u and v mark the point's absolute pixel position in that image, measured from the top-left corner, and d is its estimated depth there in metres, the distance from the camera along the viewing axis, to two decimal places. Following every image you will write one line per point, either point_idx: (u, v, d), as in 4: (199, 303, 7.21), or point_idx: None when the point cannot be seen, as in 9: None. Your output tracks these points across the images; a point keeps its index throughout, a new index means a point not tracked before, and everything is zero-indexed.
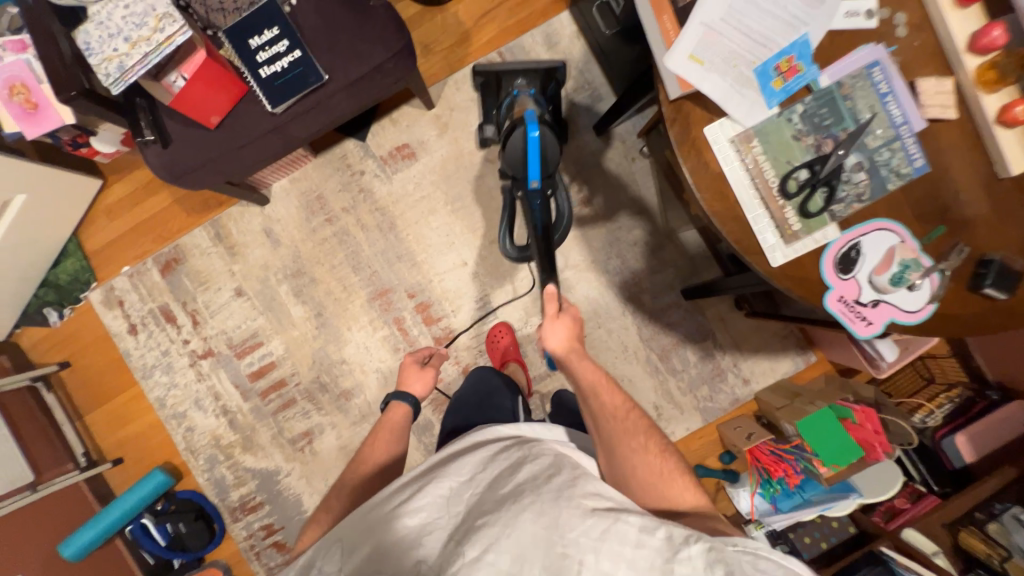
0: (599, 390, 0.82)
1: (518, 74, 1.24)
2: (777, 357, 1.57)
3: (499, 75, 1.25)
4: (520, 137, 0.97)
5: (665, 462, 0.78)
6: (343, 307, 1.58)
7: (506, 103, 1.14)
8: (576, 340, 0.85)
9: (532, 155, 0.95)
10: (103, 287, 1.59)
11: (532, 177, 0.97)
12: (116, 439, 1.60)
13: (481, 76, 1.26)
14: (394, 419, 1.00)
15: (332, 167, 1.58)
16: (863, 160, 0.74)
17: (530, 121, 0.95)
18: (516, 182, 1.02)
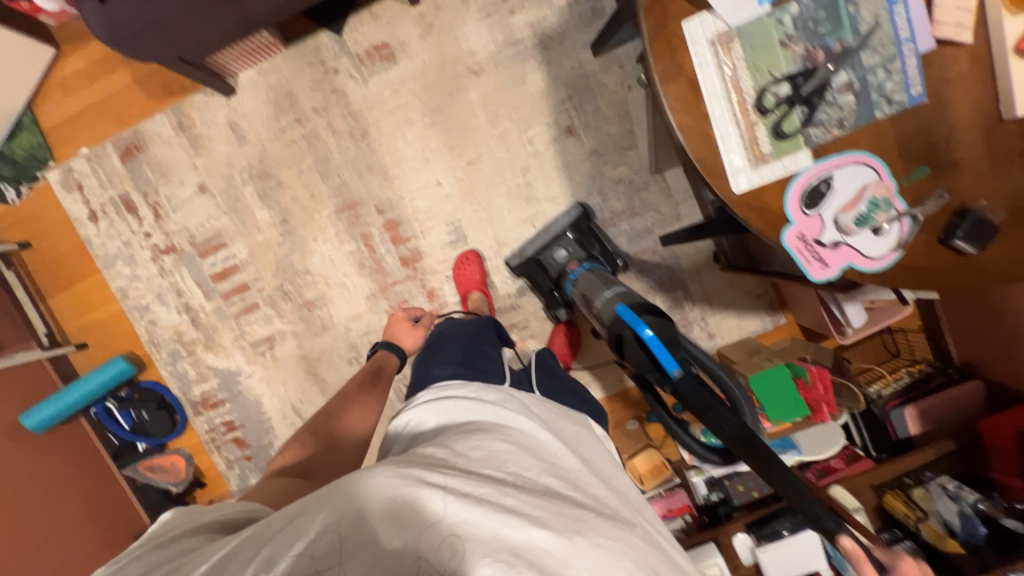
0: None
1: (553, 244, 1.43)
2: (746, 315, 1.54)
3: (535, 256, 1.44)
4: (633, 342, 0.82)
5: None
6: (310, 216, 1.52)
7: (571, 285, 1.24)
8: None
9: (654, 350, 0.78)
10: (61, 168, 1.52)
11: (668, 366, 0.76)
12: (80, 324, 1.61)
13: (523, 269, 1.45)
14: (387, 361, 1.16)
15: (304, 61, 1.45)
16: (854, 79, 0.65)
17: (637, 319, 0.82)
18: (653, 378, 0.80)
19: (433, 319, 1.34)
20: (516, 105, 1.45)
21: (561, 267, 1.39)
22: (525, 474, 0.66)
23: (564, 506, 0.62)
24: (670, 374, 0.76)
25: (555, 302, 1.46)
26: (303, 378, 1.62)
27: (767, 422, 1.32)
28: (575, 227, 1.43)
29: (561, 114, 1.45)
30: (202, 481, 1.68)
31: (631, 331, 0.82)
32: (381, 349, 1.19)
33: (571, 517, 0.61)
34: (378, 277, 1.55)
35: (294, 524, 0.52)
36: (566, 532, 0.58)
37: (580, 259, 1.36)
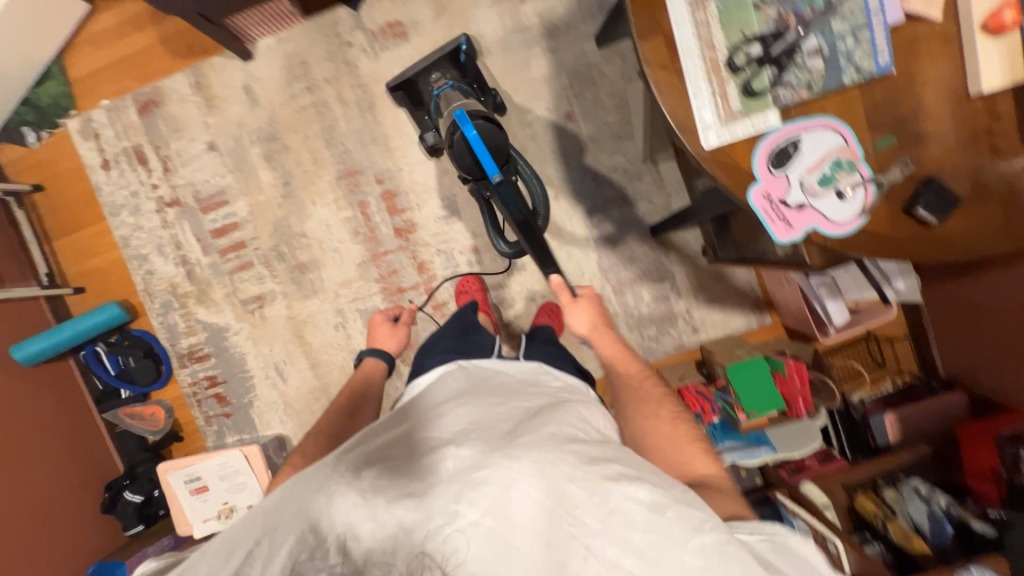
0: (619, 361, 0.94)
1: (429, 68, 1.26)
2: (731, 312, 1.54)
3: (414, 79, 1.27)
4: (462, 140, 1.01)
5: (674, 426, 0.84)
6: (311, 181, 1.57)
7: (432, 105, 1.23)
8: (597, 321, 0.95)
9: (477, 151, 0.99)
10: (82, 116, 1.59)
11: (490, 171, 1.00)
12: (80, 269, 1.65)
13: (398, 89, 1.29)
14: (374, 373, 1.19)
15: (321, 32, 1.52)
16: (823, 44, 0.68)
17: (467, 121, 1.00)
18: (479, 180, 1.04)
19: (411, 314, 1.32)
20: (519, 88, 1.50)
21: (432, 93, 1.25)
22: (472, 435, 0.77)
23: (498, 448, 0.71)
24: (492, 178, 0.99)
25: (425, 124, 1.30)
26: (289, 339, 1.64)
27: (742, 413, 1.31)
28: (452, 58, 1.26)
29: (561, 100, 1.50)
30: (180, 435, 1.70)
31: (461, 134, 1.01)
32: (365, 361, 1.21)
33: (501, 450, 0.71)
34: (371, 245, 1.58)
35: (243, 533, 0.65)
36: (499, 462, 0.67)
37: (451, 79, 1.25)
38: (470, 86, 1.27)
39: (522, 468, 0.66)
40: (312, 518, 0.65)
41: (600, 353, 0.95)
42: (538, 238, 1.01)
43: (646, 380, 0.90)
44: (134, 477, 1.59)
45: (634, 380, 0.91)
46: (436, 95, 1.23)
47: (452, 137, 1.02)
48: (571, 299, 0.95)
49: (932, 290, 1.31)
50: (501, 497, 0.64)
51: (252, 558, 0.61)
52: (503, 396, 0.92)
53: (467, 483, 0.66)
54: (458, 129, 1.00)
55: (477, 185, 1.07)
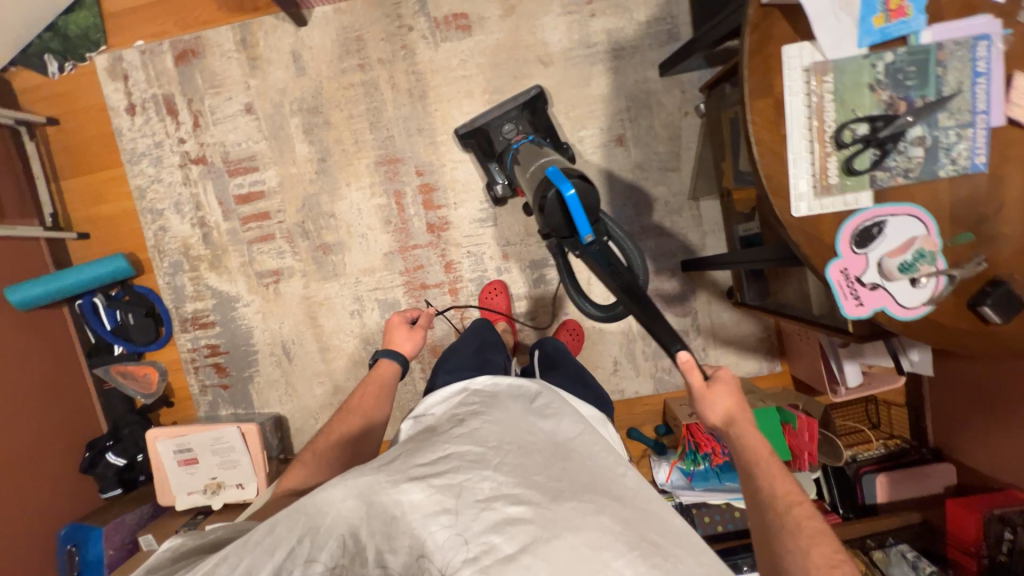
0: (762, 465, 0.76)
1: (503, 121, 1.42)
2: (744, 355, 1.58)
3: (485, 126, 1.43)
4: (558, 199, 0.96)
5: (835, 567, 0.65)
6: (348, 161, 1.52)
7: (512, 155, 1.33)
8: (739, 404, 0.81)
9: (573, 213, 0.94)
10: (111, 54, 1.49)
11: (583, 232, 0.95)
12: (87, 214, 1.56)
13: (467, 138, 1.46)
14: (385, 376, 1.00)
15: (382, 11, 1.46)
16: (926, 136, 0.70)
17: (564, 180, 0.95)
18: (567, 238, 0.99)
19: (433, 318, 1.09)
20: (575, 103, 1.48)
21: (506, 142, 1.38)
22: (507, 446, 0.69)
23: (539, 483, 0.65)
24: (583, 239, 0.96)
25: (496, 174, 1.44)
26: (301, 319, 1.59)
27: None
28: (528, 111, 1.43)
29: (615, 122, 1.49)
30: (171, 400, 1.64)
31: (556, 192, 0.95)
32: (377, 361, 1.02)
33: (546, 488, 0.64)
34: (401, 236, 1.54)
35: (276, 530, 0.59)
36: (544, 502, 0.62)
37: (526, 133, 1.37)
38: (541, 137, 1.39)
39: (567, 514, 0.61)
40: (348, 521, 0.60)
41: (738, 447, 0.78)
42: (650, 306, 0.92)
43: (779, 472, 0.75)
44: (118, 439, 1.52)
45: (777, 488, 0.73)
46: (513, 149, 1.34)
47: (545, 197, 0.97)
48: (700, 378, 0.81)
49: (940, 365, 1.36)
50: (539, 538, 0.58)
51: (294, 557, 0.58)
52: (539, 402, 0.81)
53: (504, 515, 0.60)
54: (553, 189, 0.95)
55: (561, 241, 1.01)
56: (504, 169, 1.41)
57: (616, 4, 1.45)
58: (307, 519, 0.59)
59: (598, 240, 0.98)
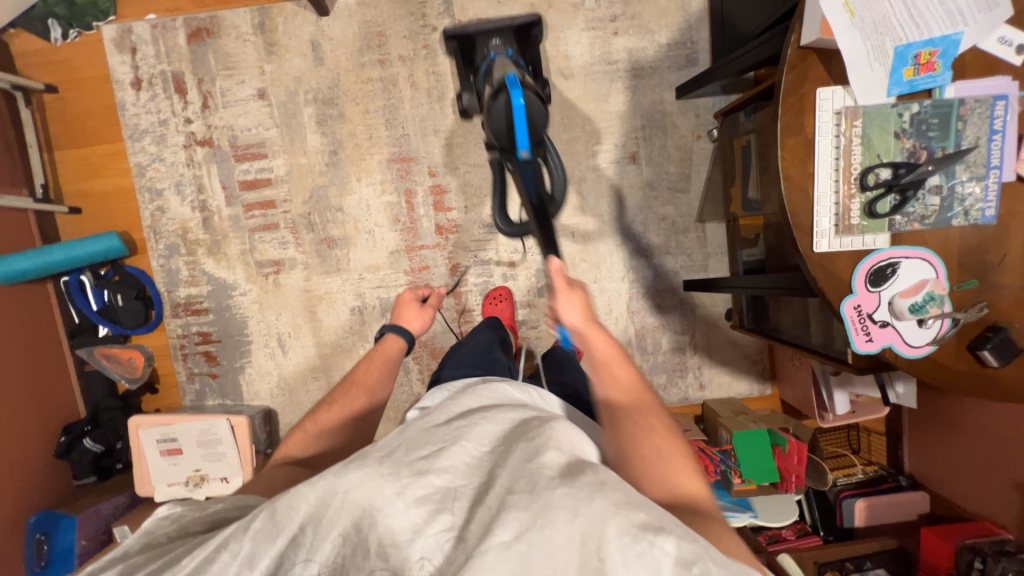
0: (610, 368, 0.72)
1: (491, 34, 1.21)
2: (737, 377, 1.62)
3: (472, 38, 1.23)
4: (505, 102, 1.02)
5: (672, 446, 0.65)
6: (361, 156, 1.50)
7: (483, 68, 1.18)
8: (592, 314, 0.75)
9: (516, 119, 1.01)
10: (120, 25, 1.44)
11: (519, 145, 1.04)
12: (80, 188, 1.50)
13: (453, 40, 1.23)
14: (390, 352, 0.98)
15: (406, 9, 1.45)
16: (943, 185, 0.73)
17: (515, 87, 1.01)
18: (506, 150, 1.07)
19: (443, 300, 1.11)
20: (592, 118, 1.50)
21: (485, 57, 1.21)
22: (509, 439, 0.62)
23: (535, 462, 0.56)
24: (520, 155, 1.04)
25: (466, 85, 1.30)
26: (299, 312, 1.56)
27: (738, 478, 1.38)
28: (516, 34, 1.22)
29: (630, 140, 1.51)
30: (155, 387, 1.58)
31: (506, 96, 1.02)
32: (384, 338, 1.01)
33: (543, 470, 0.55)
34: (408, 236, 1.53)
35: (284, 512, 0.55)
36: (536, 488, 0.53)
37: (509, 48, 1.21)
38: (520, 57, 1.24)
39: (561, 496, 0.51)
40: (346, 514, 0.55)
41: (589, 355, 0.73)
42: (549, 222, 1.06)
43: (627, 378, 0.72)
44: (97, 425, 1.46)
45: (622, 394, 0.71)
46: (489, 58, 1.18)
47: (496, 97, 1.03)
48: (565, 283, 0.75)
49: (923, 398, 1.42)
50: (534, 526, 0.49)
51: (297, 546, 0.55)
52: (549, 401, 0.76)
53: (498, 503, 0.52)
54: (504, 91, 1.01)
55: (500, 153, 1.11)
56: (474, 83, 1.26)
57: (640, 25, 1.47)
58: (309, 504, 0.55)
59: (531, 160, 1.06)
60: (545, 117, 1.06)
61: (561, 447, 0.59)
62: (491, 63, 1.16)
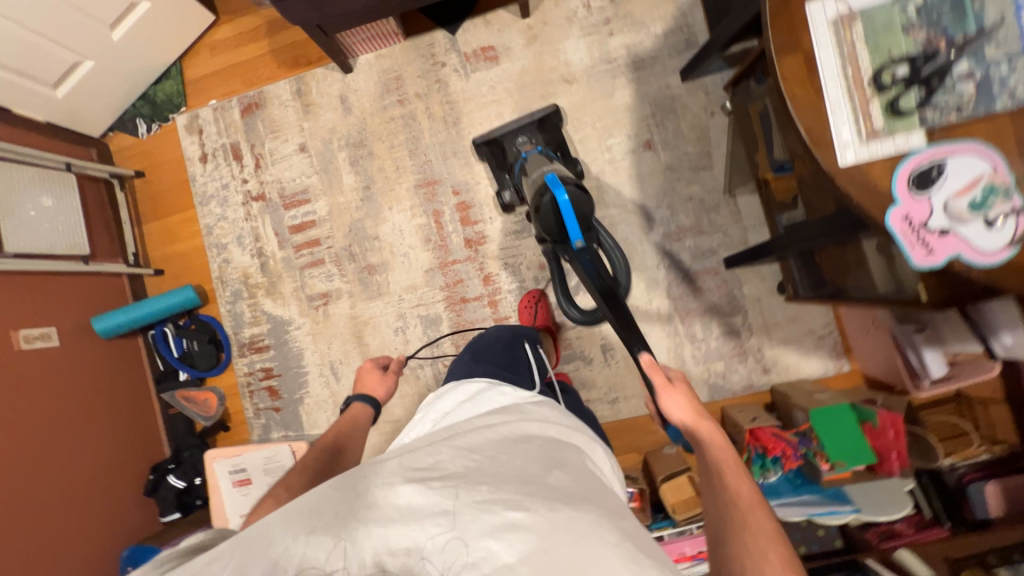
0: (725, 472, 0.71)
1: (517, 133, 1.42)
2: (806, 355, 1.47)
3: (501, 138, 1.43)
4: (551, 201, 1.03)
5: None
6: (391, 186, 1.63)
7: (519, 166, 1.32)
8: (699, 409, 0.80)
9: (565, 216, 1.00)
10: (189, 113, 1.72)
11: (574, 236, 1.01)
12: (162, 253, 1.73)
13: (484, 147, 1.44)
14: (356, 421, 0.97)
15: (417, 52, 1.62)
16: (975, 70, 0.68)
17: (559, 186, 1.02)
18: (561, 241, 1.04)
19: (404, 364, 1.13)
20: (601, 115, 1.54)
21: (518, 152, 1.39)
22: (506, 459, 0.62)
23: (539, 487, 0.57)
24: (574, 245, 1.00)
25: (504, 184, 1.45)
26: (348, 339, 1.64)
27: (826, 463, 1.20)
28: (538, 126, 1.42)
29: (641, 129, 1.53)
30: (228, 424, 1.70)
31: (551, 196, 1.03)
32: (349, 407, 1.01)
33: (541, 490, 0.56)
34: (440, 253, 1.60)
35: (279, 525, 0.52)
36: (542, 508, 0.53)
37: (538, 144, 1.37)
38: (549, 147, 1.40)
39: (565, 520, 0.52)
40: (341, 514, 0.53)
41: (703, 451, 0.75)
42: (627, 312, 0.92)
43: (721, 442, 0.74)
44: (179, 462, 1.58)
45: (741, 490, 0.68)
46: (523, 156, 1.32)
47: (541, 198, 1.04)
48: (669, 383, 0.81)
49: None
50: (537, 548, 0.49)
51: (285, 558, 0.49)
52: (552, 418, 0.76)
53: (501, 514, 0.52)
54: (549, 191, 1.03)
55: (555, 246, 1.06)
56: (512, 179, 1.41)
57: (633, 22, 1.53)
58: (305, 508, 0.55)
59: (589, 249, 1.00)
60: (591, 207, 1.04)
61: (561, 477, 0.60)
62: (524, 161, 1.29)
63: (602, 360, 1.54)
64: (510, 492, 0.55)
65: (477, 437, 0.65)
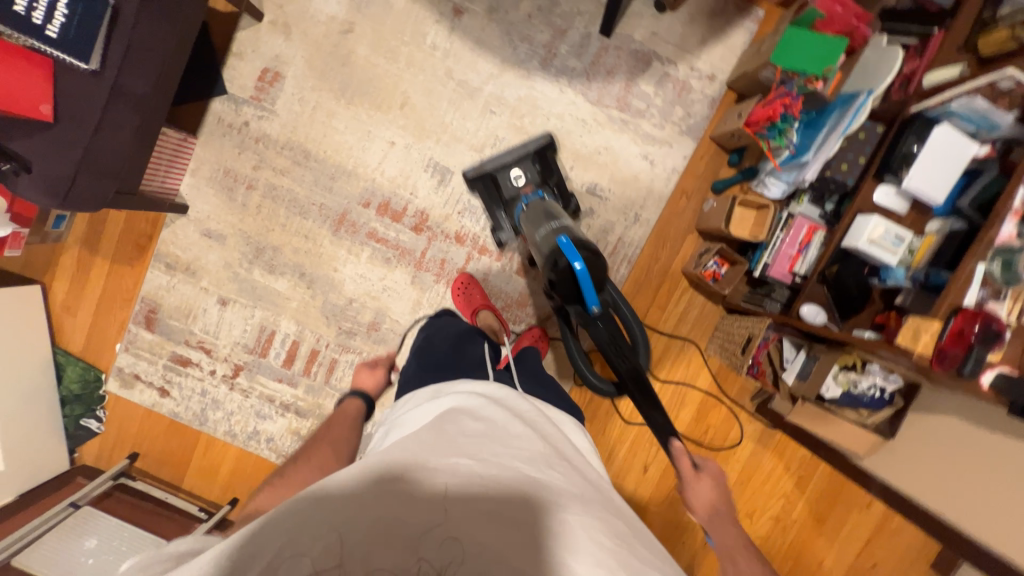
0: (736, 556, 0.83)
1: (513, 166, 1.37)
2: (726, 35, 1.45)
3: (493, 174, 1.38)
4: (567, 269, 0.96)
5: None
6: (318, 253, 1.53)
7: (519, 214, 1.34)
8: (719, 500, 0.91)
9: (584, 285, 0.95)
10: (113, 373, 1.59)
11: (591, 302, 0.97)
12: (218, 487, 1.62)
13: (476, 180, 1.39)
14: (348, 412, 1.05)
15: (217, 135, 1.47)
16: None
17: (575, 251, 0.95)
18: (572, 308, 1.00)
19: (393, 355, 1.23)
20: (401, 27, 1.43)
21: (514, 189, 1.37)
22: (506, 452, 0.66)
23: (537, 481, 0.63)
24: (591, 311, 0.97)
25: (498, 218, 1.42)
26: None
27: (818, 82, 1.24)
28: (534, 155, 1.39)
29: (440, 4, 1.43)
30: None
31: (566, 264, 0.96)
32: (344, 402, 1.09)
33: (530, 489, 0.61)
34: (408, 259, 1.53)
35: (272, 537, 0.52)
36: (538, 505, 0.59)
37: (535, 185, 1.37)
38: (541, 180, 1.38)
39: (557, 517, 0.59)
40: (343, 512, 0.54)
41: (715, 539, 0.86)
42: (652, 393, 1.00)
43: (732, 531, 0.87)
44: None
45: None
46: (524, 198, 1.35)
47: (557, 263, 0.97)
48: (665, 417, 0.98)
49: None
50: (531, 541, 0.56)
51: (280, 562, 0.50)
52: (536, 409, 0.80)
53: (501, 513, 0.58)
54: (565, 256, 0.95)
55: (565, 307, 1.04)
56: (510, 217, 1.39)
57: None
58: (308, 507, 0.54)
59: (604, 315, 0.99)
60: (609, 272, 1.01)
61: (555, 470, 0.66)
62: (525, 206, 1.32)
63: (599, 201, 1.52)
64: (499, 498, 0.59)
65: (462, 434, 0.68)
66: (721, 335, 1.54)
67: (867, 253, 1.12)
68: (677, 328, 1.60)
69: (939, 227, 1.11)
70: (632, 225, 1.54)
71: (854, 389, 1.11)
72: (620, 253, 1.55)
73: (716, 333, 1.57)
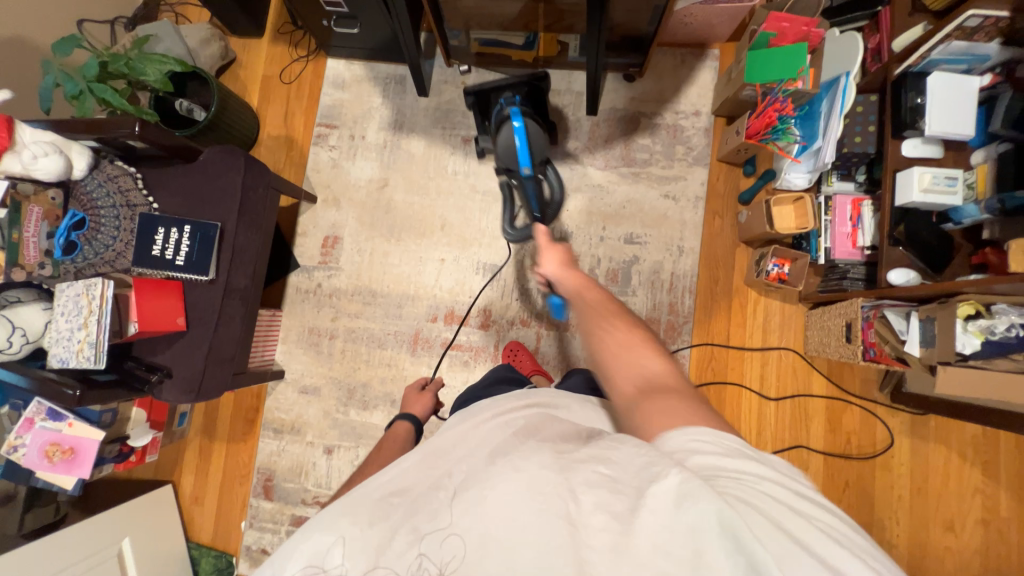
0: (582, 288, 0.90)
1: (504, 88, 1.28)
2: (695, 77, 1.65)
3: (488, 93, 1.30)
4: (511, 132, 1.20)
5: (632, 335, 0.76)
6: (404, 376, 1.63)
7: (495, 111, 1.27)
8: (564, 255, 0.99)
9: (520, 144, 1.19)
10: (242, 553, 1.62)
11: (525, 164, 1.21)
12: None
13: (472, 96, 1.31)
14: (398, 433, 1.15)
15: (298, 302, 1.68)
16: None
17: (518, 116, 1.19)
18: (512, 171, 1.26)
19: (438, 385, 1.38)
20: (424, 167, 1.70)
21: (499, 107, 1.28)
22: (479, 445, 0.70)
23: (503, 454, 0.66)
24: (523, 171, 1.21)
25: (483, 129, 1.42)
26: None
27: (798, 82, 1.34)
28: (525, 85, 1.29)
29: (451, 140, 1.70)
30: None
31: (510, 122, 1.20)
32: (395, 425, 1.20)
33: (483, 462, 0.65)
34: (484, 355, 1.61)
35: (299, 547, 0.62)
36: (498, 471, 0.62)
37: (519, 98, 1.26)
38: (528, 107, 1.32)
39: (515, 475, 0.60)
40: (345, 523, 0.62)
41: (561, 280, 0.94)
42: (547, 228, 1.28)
43: (567, 271, 0.95)
44: None
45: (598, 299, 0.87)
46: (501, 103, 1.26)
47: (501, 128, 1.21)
48: (548, 242, 1.00)
49: None
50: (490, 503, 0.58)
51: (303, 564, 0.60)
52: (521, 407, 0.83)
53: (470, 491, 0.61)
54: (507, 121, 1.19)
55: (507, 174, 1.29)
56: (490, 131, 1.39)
57: (361, 116, 1.74)
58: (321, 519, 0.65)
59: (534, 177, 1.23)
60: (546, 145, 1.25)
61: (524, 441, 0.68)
62: (503, 104, 1.25)
63: (637, 245, 1.60)
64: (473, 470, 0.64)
65: (457, 441, 0.73)
66: (815, 331, 1.45)
67: (925, 203, 1.14)
68: (765, 341, 1.54)
69: (984, 156, 1.14)
70: (679, 257, 1.59)
71: (993, 336, 1.04)
72: (678, 286, 1.58)
73: (809, 331, 1.49)
